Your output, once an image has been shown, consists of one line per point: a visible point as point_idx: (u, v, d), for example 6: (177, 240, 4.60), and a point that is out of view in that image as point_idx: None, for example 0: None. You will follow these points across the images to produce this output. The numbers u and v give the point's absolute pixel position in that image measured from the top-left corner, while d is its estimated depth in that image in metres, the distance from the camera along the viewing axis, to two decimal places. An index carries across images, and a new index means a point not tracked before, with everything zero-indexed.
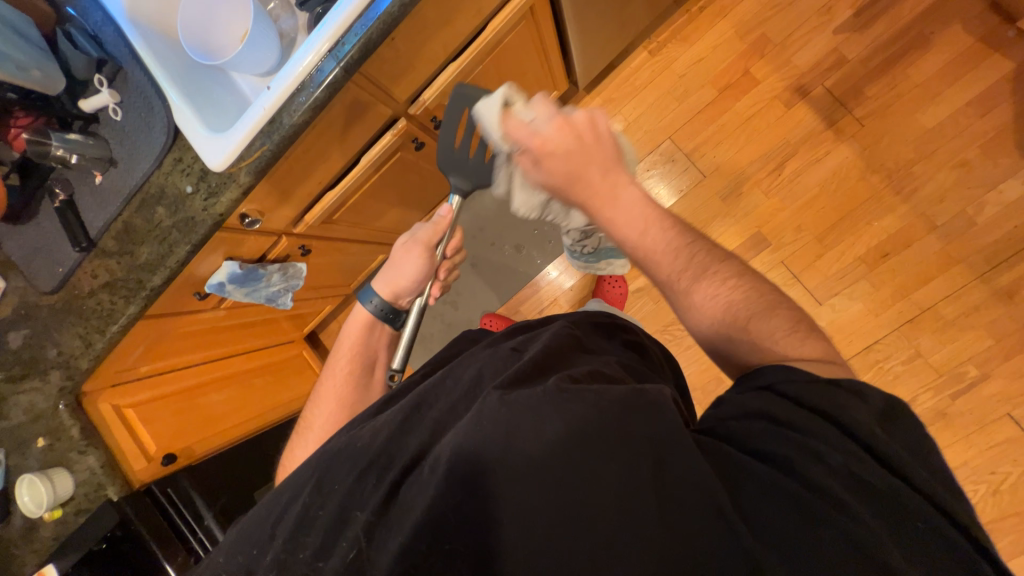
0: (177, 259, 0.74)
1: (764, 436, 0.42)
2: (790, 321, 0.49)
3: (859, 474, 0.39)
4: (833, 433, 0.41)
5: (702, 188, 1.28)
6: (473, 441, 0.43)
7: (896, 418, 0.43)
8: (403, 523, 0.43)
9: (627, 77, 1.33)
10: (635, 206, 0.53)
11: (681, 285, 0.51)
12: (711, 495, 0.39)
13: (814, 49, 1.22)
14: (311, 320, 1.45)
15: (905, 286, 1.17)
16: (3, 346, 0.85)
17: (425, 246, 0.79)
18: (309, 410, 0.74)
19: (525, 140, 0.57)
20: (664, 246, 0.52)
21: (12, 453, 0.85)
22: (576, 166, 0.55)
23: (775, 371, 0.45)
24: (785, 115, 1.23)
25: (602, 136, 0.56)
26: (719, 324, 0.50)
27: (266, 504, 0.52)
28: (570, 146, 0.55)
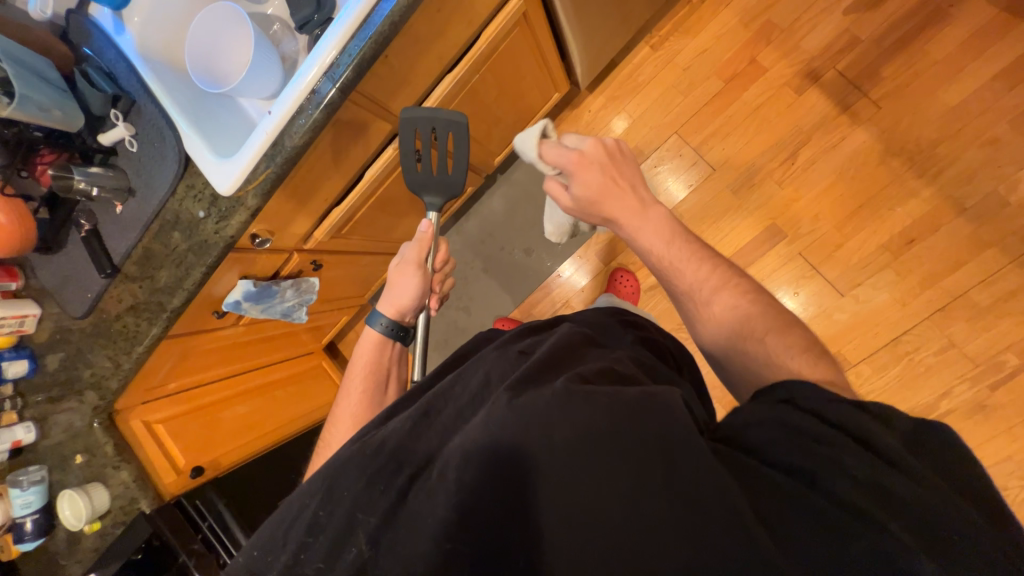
0: (193, 281, 0.77)
1: (787, 447, 0.40)
2: (804, 341, 0.50)
3: (888, 491, 0.36)
4: (855, 445, 0.39)
5: (712, 182, 1.25)
6: (487, 444, 0.43)
7: (928, 441, 0.40)
8: (416, 530, 0.43)
9: (630, 74, 1.31)
10: (660, 221, 0.57)
11: (702, 295, 0.54)
12: (729, 503, 0.36)
13: (823, 32, 1.17)
14: (329, 331, 1.49)
15: (935, 272, 1.11)
16: (43, 369, 0.91)
17: (416, 262, 0.82)
18: (326, 431, 0.72)
19: (564, 159, 0.59)
20: (686, 259, 0.56)
21: (54, 469, 0.91)
22: (611, 181, 0.58)
23: (799, 387, 0.44)
24: (796, 102, 1.19)
25: (627, 159, 0.60)
26: (739, 334, 0.52)
27: (279, 510, 0.51)
28: (602, 164, 0.58)
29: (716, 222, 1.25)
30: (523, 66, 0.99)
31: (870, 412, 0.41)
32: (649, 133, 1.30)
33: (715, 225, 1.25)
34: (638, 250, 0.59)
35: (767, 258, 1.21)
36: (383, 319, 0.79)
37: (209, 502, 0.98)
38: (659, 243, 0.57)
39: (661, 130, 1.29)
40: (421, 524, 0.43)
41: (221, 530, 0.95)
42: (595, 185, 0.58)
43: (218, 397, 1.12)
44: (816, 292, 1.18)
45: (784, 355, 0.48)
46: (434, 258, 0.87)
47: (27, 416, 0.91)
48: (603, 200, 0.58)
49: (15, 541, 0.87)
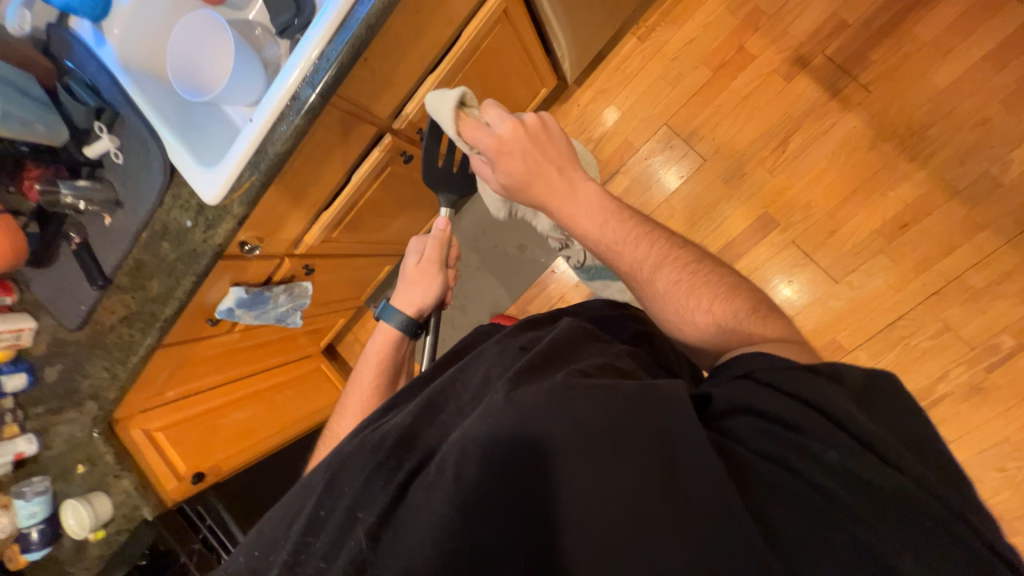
0: (184, 289, 0.77)
1: (757, 435, 0.40)
2: (754, 306, 0.52)
3: (854, 470, 0.36)
4: (823, 426, 0.38)
5: (703, 172, 1.25)
6: (484, 437, 0.42)
7: (873, 397, 0.42)
8: (413, 527, 0.42)
9: (617, 66, 1.30)
10: (590, 200, 0.56)
11: (644, 273, 0.53)
12: (727, 494, 0.36)
13: (811, 16, 1.16)
14: (327, 333, 1.49)
15: (929, 256, 1.11)
16: (42, 381, 0.92)
17: (438, 262, 0.80)
18: (336, 423, 0.73)
19: (483, 145, 0.58)
20: (621, 237, 0.54)
21: (57, 479, 0.92)
22: (532, 164, 0.56)
23: (753, 360, 0.44)
24: (785, 89, 1.19)
25: (555, 135, 0.58)
26: (684, 310, 0.52)
27: (284, 505, 0.53)
28: (525, 145, 0.56)
29: (707, 212, 1.25)
30: (508, 62, 0.99)
31: (822, 374, 0.42)
32: (638, 125, 1.30)
33: (707, 215, 1.25)
34: (574, 233, 0.57)
35: (761, 247, 1.21)
36: (400, 318, 0.78)
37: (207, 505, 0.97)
38: (594, 227, 0.55)
39: (651, 122, 1.29)
40: (417, 520, 0.42)
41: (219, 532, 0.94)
42: (519, 171, 0.57)
43: (217, 403, 1.13)
44: (810, 280, 1.17)
45: (734, 319, 0.50)
46: (453, 255, 0.84)
47: (28, 428, 0.92)
48: (526, 185, 0.57)
49: (21, 551, 0.88)
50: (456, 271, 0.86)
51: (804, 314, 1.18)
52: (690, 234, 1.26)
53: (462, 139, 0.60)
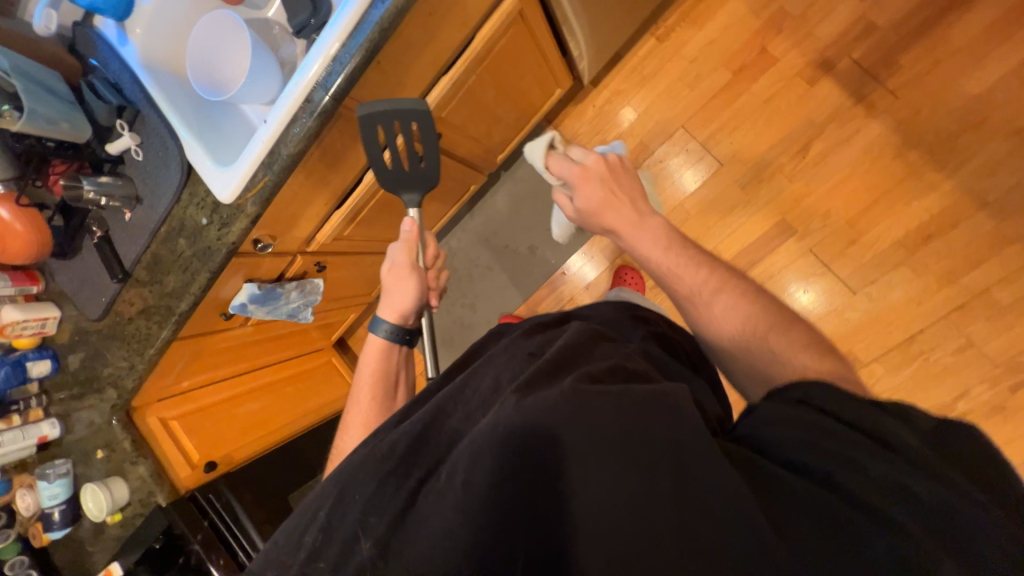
0: (199, 285, 0.79)
1: (796, 444, 0.39)
2: (806, 338, 0.51)
3: (910, 489, 0.35)
4: (870, 444, 0.38)
5: (720, 177, 1.22)
6: (490, 443, 0.41)
7: (940, 432, 0.39)
8: (424, 530, 0.43)
9: (635, 66, 1.28)
10: (656, 227, 0.59)
11: (703, 298, 0.55)
12: (737, 501, 0.36)
13: (838, 18, 1.12)
14: (338, 328, 1.52)
15: (953, 269, 1.07)
16: (65, 368, 0.96)
17: (409, 265, 0.81)
18: (339, 438, 0.74)
19: (568, 174, 0.63)
20: (685, 263, 0.57)
21: (78, 463, 0.96)
22: (612, 194, 0.61)
23: (806, 382, 0.44)
24: (808, 93, 1.15)
25: (630, 174, 0.63)
26: (740, 338, 0.53)
27: (299, 516, 0.52)
28: (605, 178, 0.62)
29: (723, 218, 1.23)
30: (522, 64, 0.98)
31: (885, 408, 0.41)
32: (654, 128, 1.28)
33: (722, 221, 1.23)
34: (638, 259, 0.61)
35: (776, 255, 1.18)
36: (386, 326, 0.79)
37: (224, 495, 1.00)
38: (656, 249, 0.58)
39: (667, 124, 1.27)
40: (429, 527, 0.43)
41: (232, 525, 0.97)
42: (597, 198, 0.61)
43: (230, 394, 1.15)
44: (826, 290, 1.15)
45: (791, 350, 0.50)
46: (426, 255, 0.86)
47: (51, 412, 0.96)
48: (604, 211, 0.61)
49: (44, 530, 0.92)
50: (433, 273, 0.88)
51: (819, 325, 1.15)
52: (704, 240, 1.24)
53: (549, 171, 0.67)
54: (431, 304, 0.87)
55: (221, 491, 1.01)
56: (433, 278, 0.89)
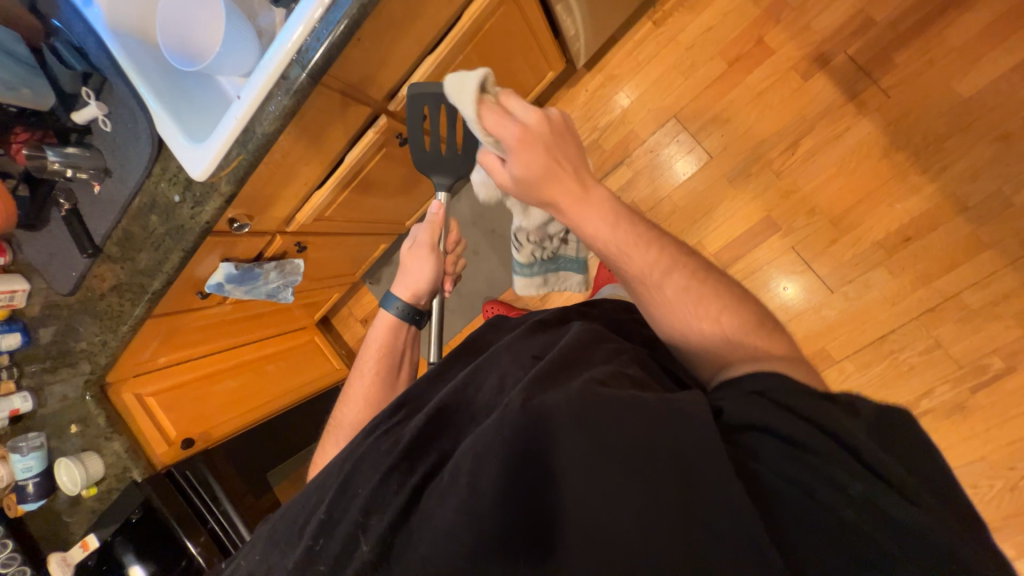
0: (172, 264, 0.78)
1: (777, 455, 0.41)
2: (757, 320, 0.57)
3: (875, 503, 0.38)
4: (835, 447, 0.41)
5: (708, 169, 1.22)
6: (500, 441, 0.44)
7: (888, 427, 0.44)
8: (426, 532, 0.44)
9: (630, 51, 1.25)
10: (604, 206, 0.58)
11: (653, 278, 0.57)
12: (743, 521, 0.37)
13: (837, 11, 1.10)
14: (322, 307, 1.51)
15: (929, 272, 1.09)
16: (36, 342, 0.94)
17: (430, 246, 0.80)
18: (338, 410, 0.76)
19: (504, 137, 0.57)
20: (633, 242, 0.57)
21: (52, 436, 0.95)
22: (553, 168, 0.57)
23: (768, 379, 0.47)
24: (802, 87, 1.14)
25: (567, 135, 0.59)
26: (691, 320, 0.57)
27: (299, 503, 0.56)
28: (546, 140, 0.57)
29: (708, 212, 1.23)
30: (513, 44, 0.95)
31: (835, 402, 0.45)
32: (646, 116, 1.26)
33: (707, 215, 1.23)
34: (585, 235, 0.59)
35: (759, 250, 1.19)
36: (400, 303, 0.78)
37: (203, 472, 1.01)
38: (605, 227, 0.57)
39: (660, 113, 1.25)
40: (429, 527, 0.44)
41: (211, 501, 0.99)
42: (539, 173, 0.57)
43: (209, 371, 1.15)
44: (805, 287, 1.16)
45: (738, 330, 0.55)
46: (445, 238, 0.85)
47: (24, 385, 0.95)
48: (549, 180, 0.57)
49: (19, 501, 0.92)
50: (450, 256, 0.87)
51: (796, 321, 1.17)
52: (690, 233, 1.24)
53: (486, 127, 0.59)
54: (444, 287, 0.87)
55: (201, 468, 1.01)
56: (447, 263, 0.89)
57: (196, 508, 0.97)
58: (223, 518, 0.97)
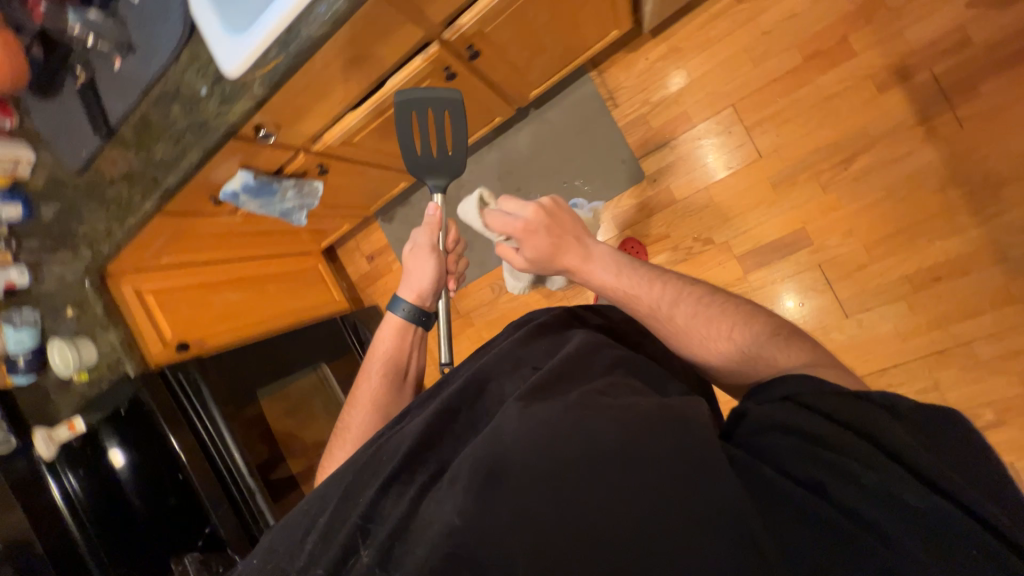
0: (188, 162, 0.73)
1: (794, 452, 0.45)
2: (769, 326, 0.61)
3: (899, 497, 0.40)
4: (862, 447, 0.43)
5: (753, 169, 1.17)
6: (499, 446, 0.49)
7: (939, 430, 0.44)
8: (423, 539, 0.47)
9: (702, 25, 1.16)
10: (605, 261, 0.72)
11: (663, 312, 0.66)
12: (740, 521, 0.42)
13: (935, 22, 1.01)
14: (330, 236, 1.49)
15: (947, 315, 1.08)
16: (37, 218, 0.90)
17: (430, 247, 0.85)
18: (347, 414, 0.82)
19: (514, 228, 0.75)
20: (639, 283, 0.69)
21: (46, 316, 0.93)
22: (559, 241, 0.73)
23: (790, 383, 0.50)
24: (874, 100, 1.07)
25: (565, 215, 0.76)
26: (702, 344, 0.63)
27: (298, 515, 0.58)
28: (546, 221, 0.74)
29: (742, 213, 1.19)
30: None
31: (870, 400, 0.46)
32: (702, 99, 1.19)
33: (741, 216, 1.19)
34: (599, 289, 0.72)
35: (784, 262, 1.16)
36: (404, 306, 0.85)
37: (194, 380, 0.98)
38: (612, 278, 0.71)
39: (718, 99, 1.17)
40: (429, 531, 0.47)
41: (199, 406, 0.97)
42: (551, 244, 0.73)
43: (211, 279, 1.13)
44: (820, 307, 1.15)
45: (746, 344, 0.60)
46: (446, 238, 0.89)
47: (22, 259, 0.92)
48: (555, 252, 0.73)
49: (9, 372, 0.94)
50: (453, 256, 0.91)
51: None
52: (718, 231, 1.21)
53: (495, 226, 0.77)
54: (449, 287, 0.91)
55: (192, 376, 0.98)
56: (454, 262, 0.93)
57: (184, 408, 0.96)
58: (207, 425, 0.96)
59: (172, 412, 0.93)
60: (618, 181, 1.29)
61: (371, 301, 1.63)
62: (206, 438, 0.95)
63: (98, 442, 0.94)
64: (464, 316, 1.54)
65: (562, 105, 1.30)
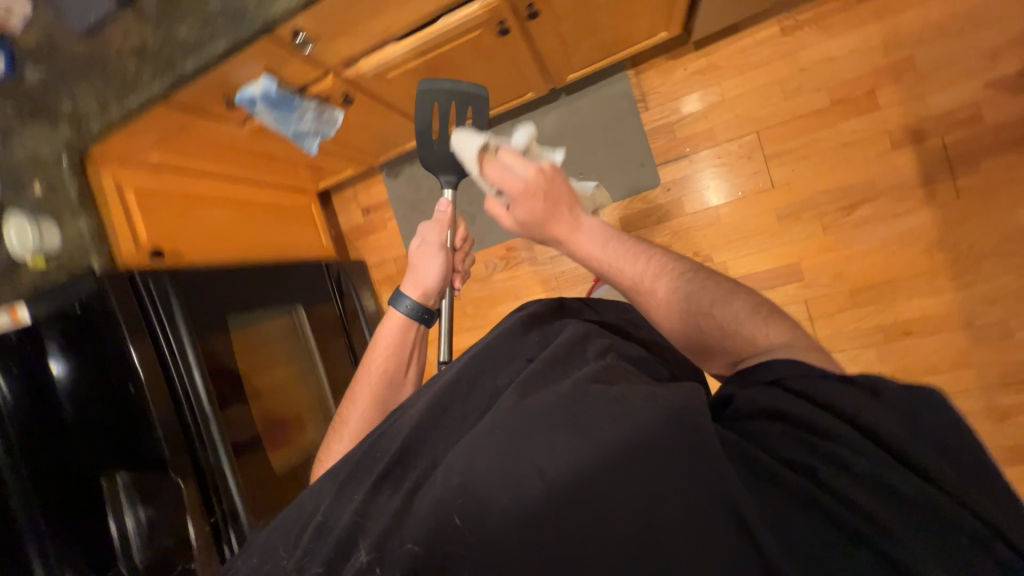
0: (217, 50, 0.68)
1: (783, 439, 0.47)
2: (752, 304, 0.65)
3: (889, 483, 0.43)
4: (850, 432, 0.45)
5: (763, 198, 1.21)
6: (486, 443, 0.54)
7: (928, 412, 0.45)
8: (416, 530, 0.50)
9: (743, 48, 1.19)
10: (592, 230, 0.74)
11: (645, 285, 0.70)
12: (736, 510, 0.44)
13: (955, 94, 1.07)
14: (328, 178, 1.43)
15: (909, 368, 1.15)
16: (18, 78, 0.81)
17: (439, 246, 0.87)
18: (345, 406, 0.87)
19: (509, 185, 0.73)
20: (623, 256, 0.72)
21: (8, 190, 0.85)
22: (551, 206, 0.73)
23: (782, 366, 0.51)
24: (886, 155, 1.12)
25: (558, 179, 0.75)
26: (688, 321, 0.66)
27: (293, 515, 0.61)
28: (542, 185, 0.73)
29: (745, 237, 1.22)
30: None
31: (857, 385, 0.47)
32: (728, 120, 1.22)
33: (743, 241, 1.22)
34: (582, 258, 0.75)
35: (774, 292, 1.21)
36: (408, 303, 0.88)
37: (167, 295, 0.90)
38: (596, 246, 0.73)
39: (744, 123, 1.21)
40: (418, 524, 0.50)
41: (165, 321, 0.89)
42: (543, 208, 0.74)
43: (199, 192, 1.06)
44: None
45: (722, 320, 0.64)
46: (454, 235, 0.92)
47: None
48: (545, 217, 0.74)
49: None
50: (458, 254, 0.93)
51: None
52: (717, 251, 1.24)
53: (488, 178, 0.75)
54: (452, 285, 0.94)
55: (165, 290, 0.90)
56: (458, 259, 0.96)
57: (148, 320, 0.87)
58: (172, 343, 0.89)
59: (136, 324, 0.85)
60: (633, 182, 1.30)
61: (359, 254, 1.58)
62: (169, 361, 0.88)
63: (44, 341, 0.85)
64: None
65: (592, 97, 1.30)
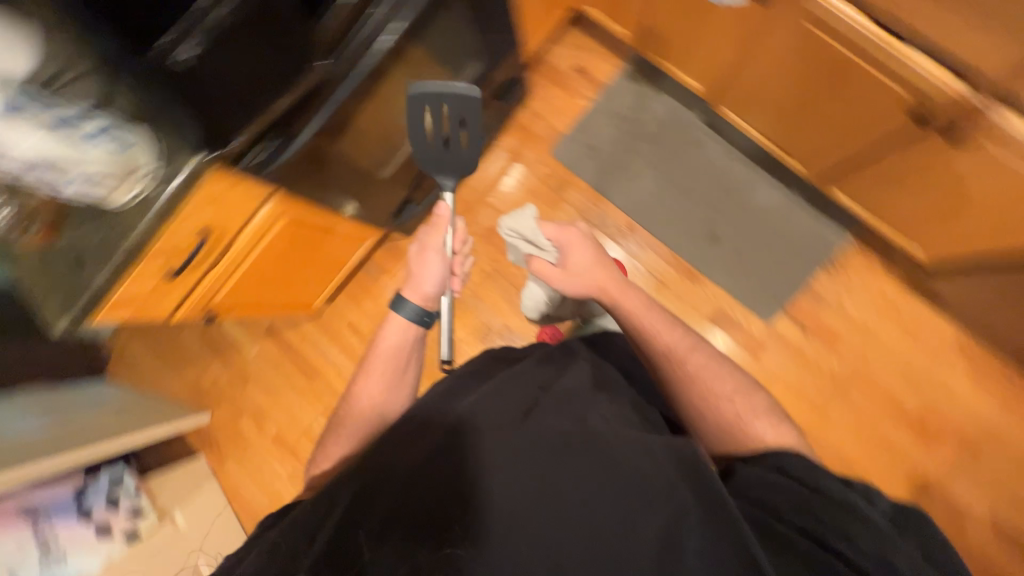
0: None
1: (788, 509, 0.55)
2: (762, 402, 0.77)
3: (887, 560, 0.50)
4: (840, 509, 0.54)
5: (809, 408, 1.29)
6: (480, 451, 0.59)
7: (908, 518, 0.56)
8: (454, 542, 0.53)
9: (919, 318, 1.28)
10: (638, 292, 0.90)
11: (680, 354, 0.80)
12: (745, 554, 0.49)
13: (971, 495, 1.22)
14: (601, 17, 1.32)
15: None
16: None
17: (435, 249, 0.90)
18: (342, 407, 0.82)
19: (561, 237, 0.98)
20: (663, 326, 0.83)
21: None
22: (599, 263, 0.94)
23: (787, 458, 0.62)
24: (898, 477, 1.24)
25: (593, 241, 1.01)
26: (703, 395, 0.77)
27: (305, 512, 0.60)
28: (590, 247, 0.97)
29: None
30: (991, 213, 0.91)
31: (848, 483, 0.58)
32: (855, 342, 1.29)
33: None
34: (628, 313, 0.86)
35: None
36: (406, 305, 0.86)
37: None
38: (641, 308, 0.86)
39: (859, 355, 1.29)
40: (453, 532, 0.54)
41: None
42: (593, 261, 0.95)
43: None
44: None
45: (738, 405, 0.76)
46: (454, 239, 0.95)
47: None
48: (594, 265, 0.94)
49: None
50: (459, 257, 0.95)
51: None
52: None
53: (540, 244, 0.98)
54: (452, 288, 0.95)
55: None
56: (459, 265, 0.97)
57: None
58: None
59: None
60: (755, 299, 1.33)
61: (538, 89, 1.47)
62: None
63: None
64: (559, 196, 1.44)
65: (807, 224, 1.34)
